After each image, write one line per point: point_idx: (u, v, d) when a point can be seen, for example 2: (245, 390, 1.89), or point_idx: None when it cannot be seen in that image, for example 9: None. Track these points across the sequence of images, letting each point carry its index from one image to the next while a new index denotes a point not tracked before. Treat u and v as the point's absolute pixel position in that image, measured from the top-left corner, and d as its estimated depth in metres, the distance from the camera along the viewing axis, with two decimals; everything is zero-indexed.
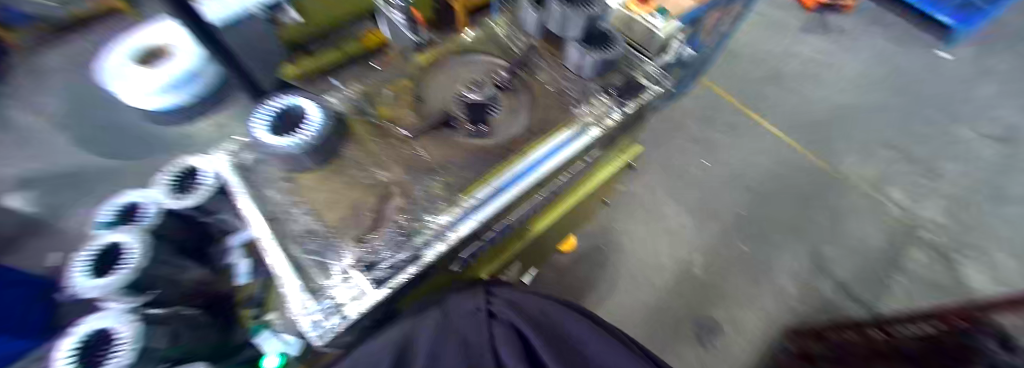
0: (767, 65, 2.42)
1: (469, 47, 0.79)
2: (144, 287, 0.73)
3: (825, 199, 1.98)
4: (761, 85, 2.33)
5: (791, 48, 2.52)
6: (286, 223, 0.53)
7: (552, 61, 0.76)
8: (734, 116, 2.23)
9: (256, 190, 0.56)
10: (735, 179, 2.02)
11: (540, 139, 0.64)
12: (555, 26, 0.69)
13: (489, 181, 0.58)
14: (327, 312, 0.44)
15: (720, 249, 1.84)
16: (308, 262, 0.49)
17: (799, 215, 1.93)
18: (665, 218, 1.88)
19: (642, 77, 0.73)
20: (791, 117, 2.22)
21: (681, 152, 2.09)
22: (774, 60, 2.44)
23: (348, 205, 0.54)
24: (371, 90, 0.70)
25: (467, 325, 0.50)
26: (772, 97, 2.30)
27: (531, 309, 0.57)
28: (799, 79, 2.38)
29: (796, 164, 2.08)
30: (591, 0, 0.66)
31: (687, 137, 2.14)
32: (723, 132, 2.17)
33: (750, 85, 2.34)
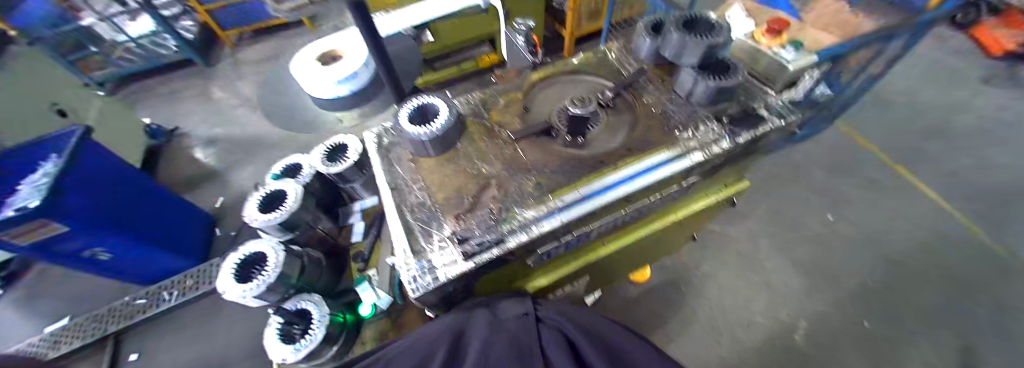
0: (933, 117, 1.93)
1: (580, 67, 0.82)
2: (289, 227, 0.95)
3: (1012, 297, 1.46)
4: (921, 140, 1.86)
5: (971, 101, 1.97)
6: (404, 192, 0.63)
7: (660, 84, 0.75)
8: (873, 169, 1.82)
9: (386, 163, 0.68)
10: (868, 245, 1.63)
11: (634, 157, 0.64)
12: (668, 52, 0.69)
13: (577, 189, 0.60)
14: (422, 271, 0.51)
15: (837, 326, 1.46)
16: (416, 225, 0.58)
17: (968, 310, 1.45)
18: (761, 272, 1.61)
19: (760, 108, 0.68)
20: (962, 183, 1.72)
21: (792, 201, 1.79)
22: (943, 112, 1.94)
23: (453, 188, 0.62)
24: (487, 98, 0.77)
25: (519, 328, 0.58)
26: (936, 154, 1.82)
27: (579, 324, 0.65)
28: (982, 140, 1.83)
29: (966, 245, 1.58)
30: (715, 29, 0.64)
31: (802, 186, 1.83)
32: (855, 188, 1.78)
33: (903, 137, 1.89)
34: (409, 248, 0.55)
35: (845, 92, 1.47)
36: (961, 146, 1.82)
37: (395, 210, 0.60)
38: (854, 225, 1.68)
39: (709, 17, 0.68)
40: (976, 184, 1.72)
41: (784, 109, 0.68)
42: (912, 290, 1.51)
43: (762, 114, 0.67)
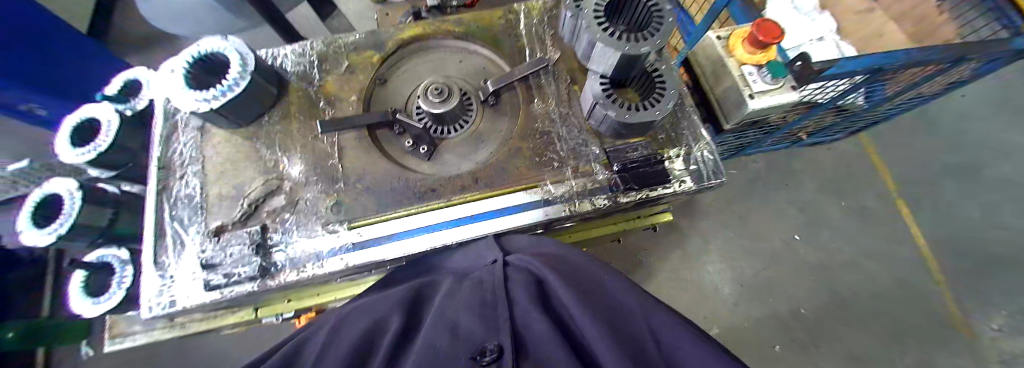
0: (997, 135, 1.33)
1: (476, 31, 0.57)
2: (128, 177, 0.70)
3: None
4: (957, 163, 1.30)
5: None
6: (174, 176, 0.49)
7: (564, 86, 0.53)
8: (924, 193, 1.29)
9: (169, 128, 0.52)
10: (867, 289, 1.21)
11: (482, 192, 0.48)
12: (580, 51, 0.46)
13: (388, 221, 0.46)
14: (162, 289, 0.43)
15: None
16: (169, 228, 0.46)
17: None
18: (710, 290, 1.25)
19: (675, 158, 0.48)
20: None
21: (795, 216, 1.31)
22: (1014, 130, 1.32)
23: (232, 183, 0.48)
24: (331, 54, 0.56)
25: (478, 279, 0.37)
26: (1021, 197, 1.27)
27: (579, 271, 0.40)
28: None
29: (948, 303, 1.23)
30: (651, 31, 0.40)
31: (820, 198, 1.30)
32: (839, 215, 1.28)
33: (992, 163, 1.30)
34: (152, 258, 0.45)
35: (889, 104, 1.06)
36: (1000, 182, 1.28)
37: (153, 203, 0.47)
38: (853, 257, 1.24)
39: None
40: (986, 239, 1.24)
41: (712, 167, 0.48)
42: (891, 354, 1.15)
43: (673, 167, 0.48)
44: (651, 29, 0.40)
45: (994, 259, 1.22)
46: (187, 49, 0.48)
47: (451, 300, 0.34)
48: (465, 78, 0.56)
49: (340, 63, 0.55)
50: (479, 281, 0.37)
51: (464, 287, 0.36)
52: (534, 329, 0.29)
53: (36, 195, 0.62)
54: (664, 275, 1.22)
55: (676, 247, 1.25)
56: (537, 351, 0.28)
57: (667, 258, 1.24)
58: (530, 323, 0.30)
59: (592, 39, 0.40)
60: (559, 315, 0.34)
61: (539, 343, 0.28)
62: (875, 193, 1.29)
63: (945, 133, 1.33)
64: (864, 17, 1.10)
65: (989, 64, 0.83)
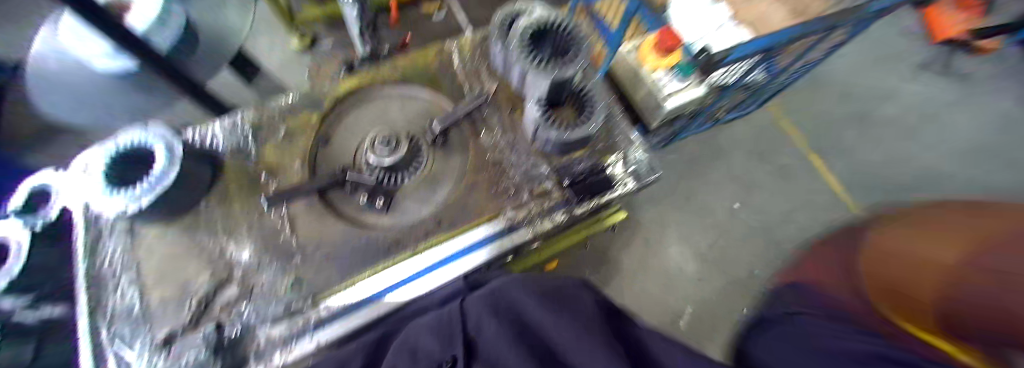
0: (879, 79, 1.54)
1: (412, 76, 0.59)
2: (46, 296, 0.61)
3: None
4: (849, 111, 1.51)
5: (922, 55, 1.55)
6: (109, 289, 0.45)
7: (506, 114, 0.56)
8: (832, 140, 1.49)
9: (92, 237, 0.47)
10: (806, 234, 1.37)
11: (446, 234, 0.49)
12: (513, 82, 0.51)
13: (355, 284, 0.45)
14: None
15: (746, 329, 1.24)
16: (110, 349, 0.42)
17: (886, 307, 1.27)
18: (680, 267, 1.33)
19: (615, 163, 0.53)
20: (921, 161, 1.45)
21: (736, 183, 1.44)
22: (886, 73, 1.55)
23: (177, 283, 0.45)
24: (266, 123, 0.54)
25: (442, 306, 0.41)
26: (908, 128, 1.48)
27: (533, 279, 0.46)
28: (914, 116, 1.50)
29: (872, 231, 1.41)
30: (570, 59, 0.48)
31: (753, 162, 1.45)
32: (769, 173, 1.43)
33: (880, 104, 1.51)
34: None
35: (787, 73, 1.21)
36: (881, 120, 1.50)
37: (87, 326, 0.43)
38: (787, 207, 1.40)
39: (565, 26, 0.52)
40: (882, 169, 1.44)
41: (648, 165, 0.53)
42: None
43: (615, 172, 0.52)
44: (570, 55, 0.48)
45: (895, 184, 1.42)
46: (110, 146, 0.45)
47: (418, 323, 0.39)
48: (408, 122, 0.57)
49: (276, 131, 0.54)
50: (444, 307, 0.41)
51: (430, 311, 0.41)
52: (488, 337, 0.36)
53: None
54: (634, 264, 1.29)
55: (640, 235, 1.32)
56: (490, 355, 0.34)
57: (634, 246, 1.31)
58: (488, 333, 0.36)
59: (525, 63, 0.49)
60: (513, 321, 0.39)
61: (491, 347, 0.34)
62: (792, 149, 1.47)
63: (838, 86, 1.53)
64: None
65: (853, 29, 0.98)
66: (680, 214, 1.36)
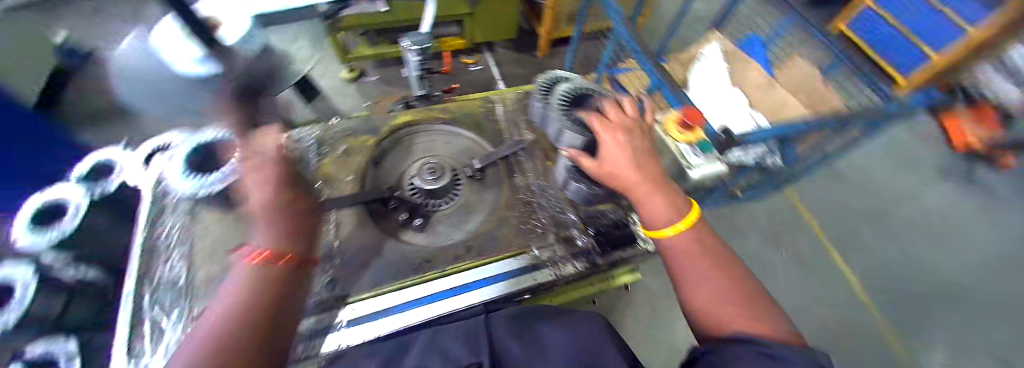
0: (899, 180, 1.55)
1: (461, 117, 0.67)
2: None
3: None
4: (868, 207, 1.50)
5: (940, 164, 1.58)
6: (158, 262, 0.49)
7: (539, 162, 0.62)
8: (855, 233, 1.45)
9: (158, 209, 0.53)
10: (828, 329, 1.27)
11: (473, 261, 0.52)
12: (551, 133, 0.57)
13: (382, 295, 0.48)
14: None
15: None
16: (150, 317, 0.45)
17: None
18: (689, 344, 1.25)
19: (637, 221, 0.56)
20: (953, 269, 1.38)
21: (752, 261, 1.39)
22: (906, 176, 1.56)
23: (221, 266, 0.48)
24: (330, 138, 0.61)
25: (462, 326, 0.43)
26: (935, 232, 1.44)
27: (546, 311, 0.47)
28: (938, 223, 1.46)
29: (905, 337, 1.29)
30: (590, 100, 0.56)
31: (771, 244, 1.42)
32: (787, 256, 1.40)
33: (902, 204, 1.50)
34: (128, 350, 0.43)
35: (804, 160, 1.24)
36: (905, 220, 1.47)
37: (133, 290, 0.47)
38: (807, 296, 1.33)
39: (597, 93, 0.59)
40: (908, 272, 1.37)
41: None
42: None
43: (636, 230, 0.55)
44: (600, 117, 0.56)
45: (926, 289, 1.34)
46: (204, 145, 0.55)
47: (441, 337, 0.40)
48: (452, 155, 0.63)
49: (337, 147, 0.61)
50: (463, 327, 0.42)
51: (451, 328, 0.42)
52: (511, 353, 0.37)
53: None
54: (638, 331, 1.22)
55: (648, 300, 1.28)
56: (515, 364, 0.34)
57: (641, 312, 1.26)
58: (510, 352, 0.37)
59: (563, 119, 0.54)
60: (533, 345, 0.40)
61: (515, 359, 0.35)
62: (809, 236, 1.44)
63: (857, 180, 1.55)
64: (769, 91, 1.36)
65: (871, 128, 1.01)
66: None
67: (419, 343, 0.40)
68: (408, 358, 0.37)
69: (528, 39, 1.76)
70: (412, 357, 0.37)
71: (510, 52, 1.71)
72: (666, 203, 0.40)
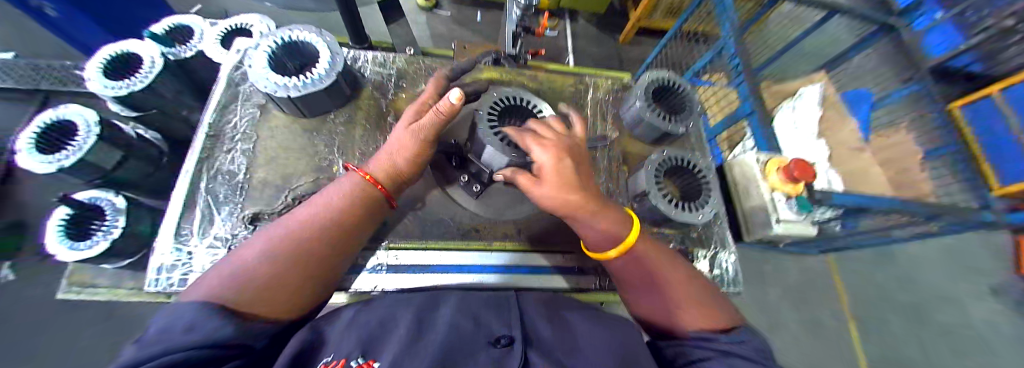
0: (971, 290, 1.38)
1: (548, 89, 0.62)
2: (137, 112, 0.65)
3: None
4: (905, 301, 1.35)
5: (1004, 282, 1.37)
6: (221, 147, 0.48)
7: (616, 163, 0.57)
8: (899, 329, 1.32)
9: (229, 95, 0.51)
10: None
11: (521, 246, 0.50)
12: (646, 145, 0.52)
13: (429, 250, 0.48)
14: (176, 263, 0.41)
15: None
16: (201, 199, 0.44)
17: None
18: None
19: (702, 258, 0.52)
20: None
21: (781, 323, 1.27)
22: (958, 283, 1.37)
23: (281, 172, 0.47)
24: (410, 73, 0.58)
25: (490, 295, 0.41)
26: (987, 354, 1.30)
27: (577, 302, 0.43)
28: (975, 342, 1.31)
29: None
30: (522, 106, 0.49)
31: (805, 311, 1.29)
32: (815, 330, 1.28)
33: (963, 315, 1.34)
34: (175, 229, 0.42)
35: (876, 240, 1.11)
36: (959, 332, 1.32)
37: (192, 170, 0.45)
38: None
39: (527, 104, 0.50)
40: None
41: (733, 278, 0.52)
42: None
43: (699, 268, 0.52)
44: (685, 124, 0.55)
45: None
46: (278, 31, 0.49)
47: (470, 300, 0.38)
48: None
49: (416, 84, 0.57)
50: (491, 297, 0.40)
51: (480, 294, 0.41)
52: (540, 332, 0.34)
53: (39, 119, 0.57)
54: None
55: None
56: (545, 346, 0.32)
57: None
58: (539, 329, 0.35)
59: (651, 124, 0.54)
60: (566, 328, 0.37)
61: (545, 343, 0.33)
62: (834, 311, 1.31)
63: (924, 276, 1.38)
64: (852, 156, 1.22)
65: (957, 227, 0.88)
66: None
67: (447, 301, 0.38)
68: (439, 314, 0.35)
69: (612, 18, 1.60)
70: (443, 314, 0.35)
71: (594, 31, 1.57)
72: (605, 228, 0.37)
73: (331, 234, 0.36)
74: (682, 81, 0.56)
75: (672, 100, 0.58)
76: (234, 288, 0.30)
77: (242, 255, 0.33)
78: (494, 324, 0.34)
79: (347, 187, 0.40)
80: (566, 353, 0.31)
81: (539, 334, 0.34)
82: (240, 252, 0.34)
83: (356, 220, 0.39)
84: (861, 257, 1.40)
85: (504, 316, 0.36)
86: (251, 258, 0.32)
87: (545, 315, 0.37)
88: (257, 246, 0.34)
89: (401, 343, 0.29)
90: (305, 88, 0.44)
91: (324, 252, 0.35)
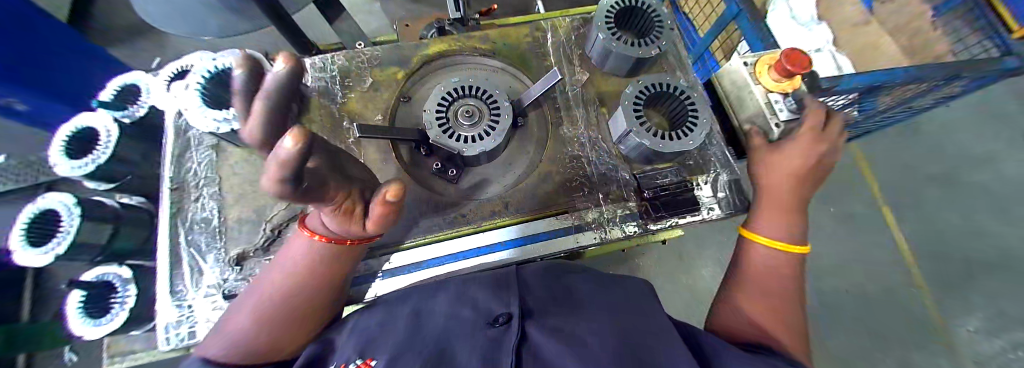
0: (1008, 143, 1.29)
1: (503, 48, 0.57)
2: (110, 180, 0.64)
3: None
4: (937, 171, 1.28)
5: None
6: (189, 197, 0.47)
7: (593, 108, 0.53)
8: (935, 202, 1.26)
9: (182, 143, 0.50)
10: (875, 298, 1.18)
11: (512, 219, 0.48)
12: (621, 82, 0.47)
13: (423, 246, 0.47)
14: (182, 318, 0.42)
15: None
16: (183, 253, 0.44)
17: None
18: None
19: (704, 184, 0.50)
20: None
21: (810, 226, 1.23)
22: (991, 139, 1.29)
23: (252, 207, 0.46)
24: (355, 70, 0.54)
25: (490, 278, 0.39)
26: None
27: (579, 273, 0.41)
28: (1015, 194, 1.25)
29: (969, 312, 1.17)
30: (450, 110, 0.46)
31: (834, 209, 1.25)
32: (846, 224, 1.24)
33: (1004, 171, 1.27)
34: (170, 287, 0.42)
35: (900, 116, 1.03)
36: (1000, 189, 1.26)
37: (167, 226, 0.45)
38: (861, 266, 1.21)
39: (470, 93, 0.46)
40: (969, 247, 1.21)
41: (739, 195, 0.49)
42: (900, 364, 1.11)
43: (701, 195, 0.49)
44: (658, 44, 0.49)
45: (1004, 265, 1.19)
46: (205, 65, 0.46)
47: (470, 287, 0.37)
48: None
49: (364, 80, 0.53)
50: (491, 280, 0.38)
51: (481, 278, 0.39)
52: (543, 304, 0.32)
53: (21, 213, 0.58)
54: (663, 288, 1.11)
55: (689, 255, 1.15)
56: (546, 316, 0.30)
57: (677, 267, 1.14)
58: (540, 305, 0.33)
59: (620, 54, 0.49)
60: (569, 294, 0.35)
61: (547, 312, 0.31)
62: (862, 200, 1.26)
63: (956, 142, 1.29)
64: (859, 30, 1.10)
65: (976, 83, 0.80)
66: None
67: (446, 294, 0.37)
68: (435, 308, 0.34)
69: None
70: (439, 306, 0.34)
71: None
72: (796, 222, 0.48)
73: (318, 291, 0.34)
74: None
75: (640, 21, 0.52)
76: (235, 348, 0.30)
77: (237, 318, 0.33)
78: (496, 305, 0.33)
79: (309, 253, 0.33)
80: (568, 317, 0.29)
81: (543, 304, 0.32)
82: (233, 315, 0.34)
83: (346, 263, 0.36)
84: (886, 138, 1.31)
85: (505, 294, 0.34)
86: (247, 322, 0.32)
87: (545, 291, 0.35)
88: (255, 297, 0.34)
89: (400, 342, 0.28)
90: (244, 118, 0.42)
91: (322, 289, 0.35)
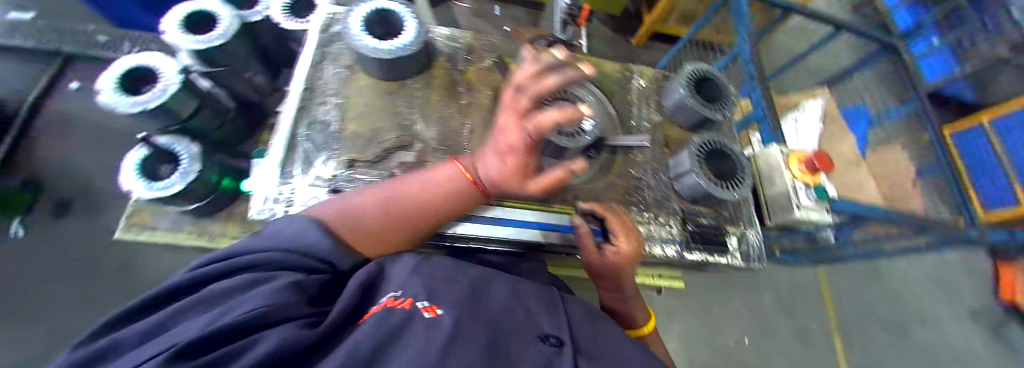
0: (945, 308, 1.48)
1: (597, 75, 0.68)
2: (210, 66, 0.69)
3: None
4: (885, 311, 1.44)
5: (975, 304, 1.48)
6: (315, 99, 0.53)
7: (658, 146, 0.63)
8: (877, 337, 1.41)
9: (320, 56, 0.56)
10: None
11: (573, 210, 0.56)
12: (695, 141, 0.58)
13: (500, 206, 0.55)
14: (280, 197, 0.46)
15: None
16: (301, 144, 0.49)
17: None
18: None
19: (733, 235, 0.59)
20: None
21: (773, 325, 1.34)
22: (935, 300, 1.48)
23: (367, 126, 0.53)
24: (479, 50, 0.63)
25: (538, 293, 0.44)
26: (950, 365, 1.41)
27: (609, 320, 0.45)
28: (945, 355, 1.43)
29: None
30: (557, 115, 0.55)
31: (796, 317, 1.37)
32: (804, 333, 1.35)
33: (934, 328, 1.45)
34: (280, 168, 0.47)
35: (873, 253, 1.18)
36: (930, 344, 1.43)
37: (293, 118, 0.50)
38: None
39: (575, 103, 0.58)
40: None
41: (757, 252, 0.59)
42: None
43: (730, 243, 0.58)
44: (722, 112, 0.62)
45: None
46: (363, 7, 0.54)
47: (523, 293, 0.42)
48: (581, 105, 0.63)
49: (483, 60, 0.62)
50: (538, 295, 0.44)
51: (530, 288, 0.44)
52: (582, 344, 0.36)
53: (120, 68, 0.60)
54: None
55: (664, 315, 1.24)
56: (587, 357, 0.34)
57: None
58: (579, 341, 0.37)
59: (693, 110, 0.61)
60: (607, 342, 0.39)
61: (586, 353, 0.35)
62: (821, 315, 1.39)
63: (905, 292, 1.48)
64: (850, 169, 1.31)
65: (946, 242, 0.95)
66: (705, 324, 1.28)
67: (502, 285, 0.42)
68: (493, 295, 0.39)
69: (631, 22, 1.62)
70: (495, 295, 0.39)
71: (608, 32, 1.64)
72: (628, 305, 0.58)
73: (412, 211, 0.42)
74: (718, 79, 0.64)
75: (710, 90, 0.64)
76: (346, 225, 0.39)
77: (367, 197, 0.42)
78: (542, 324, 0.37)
79: (447, 178, 0.43)
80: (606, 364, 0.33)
81: (582, 342, 0.37)
82: (362, 195, 0.43)
83: (448, 209, 0.44)
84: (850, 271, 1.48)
85: (551, 316, 0.39)
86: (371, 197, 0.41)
87: (583, 331, 0.40)
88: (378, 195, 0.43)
89: (463, 306, 0.33)
90: (383, 51, 0.50)
91: (423, 220, 0.43)
